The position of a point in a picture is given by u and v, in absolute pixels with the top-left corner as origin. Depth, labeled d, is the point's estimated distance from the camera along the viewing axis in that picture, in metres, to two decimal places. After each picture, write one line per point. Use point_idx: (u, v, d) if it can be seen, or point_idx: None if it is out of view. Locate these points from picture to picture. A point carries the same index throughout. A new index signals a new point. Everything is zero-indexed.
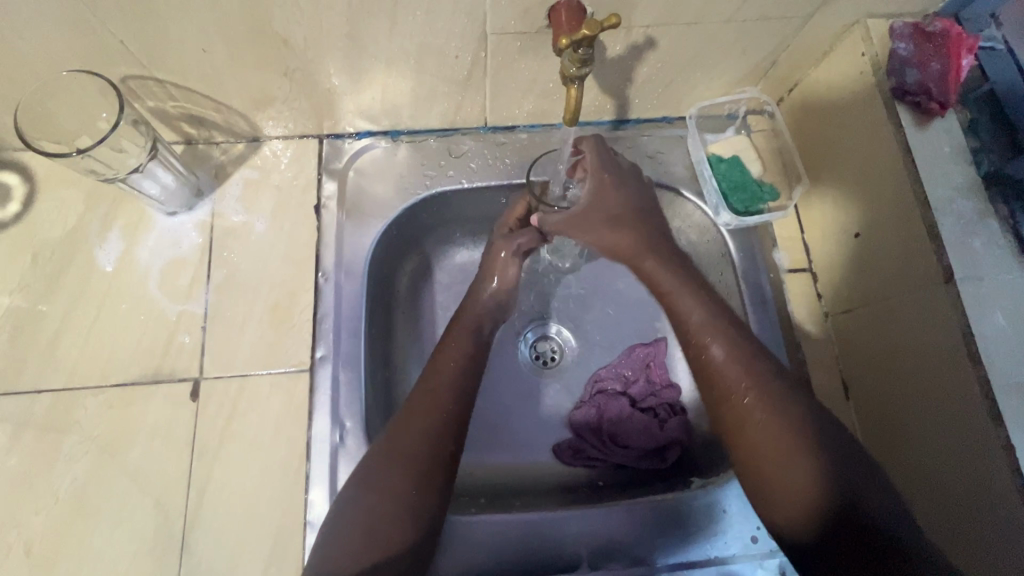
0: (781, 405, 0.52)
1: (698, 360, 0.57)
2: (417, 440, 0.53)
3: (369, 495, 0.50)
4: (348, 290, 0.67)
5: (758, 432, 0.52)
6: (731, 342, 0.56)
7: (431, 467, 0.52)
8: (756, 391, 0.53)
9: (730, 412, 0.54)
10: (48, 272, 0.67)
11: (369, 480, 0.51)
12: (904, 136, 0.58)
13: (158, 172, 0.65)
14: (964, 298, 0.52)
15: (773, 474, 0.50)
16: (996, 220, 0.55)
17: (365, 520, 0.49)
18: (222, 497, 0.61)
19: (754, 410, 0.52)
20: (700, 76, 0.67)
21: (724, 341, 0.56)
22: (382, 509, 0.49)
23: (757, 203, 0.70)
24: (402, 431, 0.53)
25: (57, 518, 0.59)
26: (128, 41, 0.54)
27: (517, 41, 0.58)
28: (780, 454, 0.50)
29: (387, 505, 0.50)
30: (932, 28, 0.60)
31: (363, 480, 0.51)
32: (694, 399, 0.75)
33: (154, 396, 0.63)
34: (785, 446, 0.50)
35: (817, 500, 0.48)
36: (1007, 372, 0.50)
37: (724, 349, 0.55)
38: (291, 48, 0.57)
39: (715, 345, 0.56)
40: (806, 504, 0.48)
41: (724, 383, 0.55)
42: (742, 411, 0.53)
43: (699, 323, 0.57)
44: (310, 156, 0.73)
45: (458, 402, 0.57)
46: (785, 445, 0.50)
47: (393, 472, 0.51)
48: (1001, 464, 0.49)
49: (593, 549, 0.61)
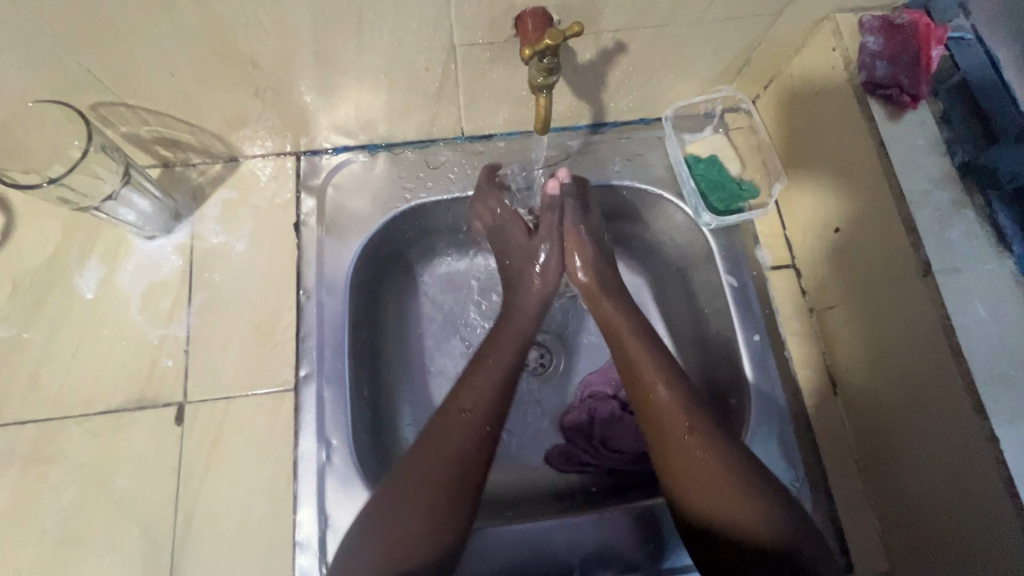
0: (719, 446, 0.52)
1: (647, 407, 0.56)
2: (445, 464, 0.52)
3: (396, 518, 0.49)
4: (330, 308, 0.66)
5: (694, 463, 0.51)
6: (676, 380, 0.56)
7: (462, 493, 0.51)
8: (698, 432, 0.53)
9: (662, 440, 0.54)
10: (29, 302, 0.66)
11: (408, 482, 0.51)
12: (877, 129, 0.58)
13: (133, 198, 0.65)
14: (942, 289, 0.52)
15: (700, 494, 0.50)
16: (972, 210, 0.55)
17: (388, 536, 0.49)
18: (210, 520, 0.61)
19: (696, 450, 0.52)
20: (673, 77, 0.67)
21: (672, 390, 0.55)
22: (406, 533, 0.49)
23: (737, 201, 0.70)
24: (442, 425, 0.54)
25: (43, 548, 0.59)
26: (95, 69, 0.54)
27: (486, 51, 0.58)
28: (703, 487, 0.50)
29: (427, 505, 0.50)
30: (900, 21, 0.59)
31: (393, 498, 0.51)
32: None
33: (139, 422, 0.63)
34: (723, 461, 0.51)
35: (712, 494, 0.50)
36: (989, 363, 0.49)
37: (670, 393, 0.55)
38: (260, 68, 0.57)
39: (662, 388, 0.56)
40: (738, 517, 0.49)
41: (665, 422, 0.54)
42: (679, 448, 0.53)
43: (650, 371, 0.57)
44: (289, 175, 0.73)
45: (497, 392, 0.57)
46: (709, 478, 0.51)
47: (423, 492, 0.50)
48: (988, 458, 0.48)
49: (586, 557, 0.60)
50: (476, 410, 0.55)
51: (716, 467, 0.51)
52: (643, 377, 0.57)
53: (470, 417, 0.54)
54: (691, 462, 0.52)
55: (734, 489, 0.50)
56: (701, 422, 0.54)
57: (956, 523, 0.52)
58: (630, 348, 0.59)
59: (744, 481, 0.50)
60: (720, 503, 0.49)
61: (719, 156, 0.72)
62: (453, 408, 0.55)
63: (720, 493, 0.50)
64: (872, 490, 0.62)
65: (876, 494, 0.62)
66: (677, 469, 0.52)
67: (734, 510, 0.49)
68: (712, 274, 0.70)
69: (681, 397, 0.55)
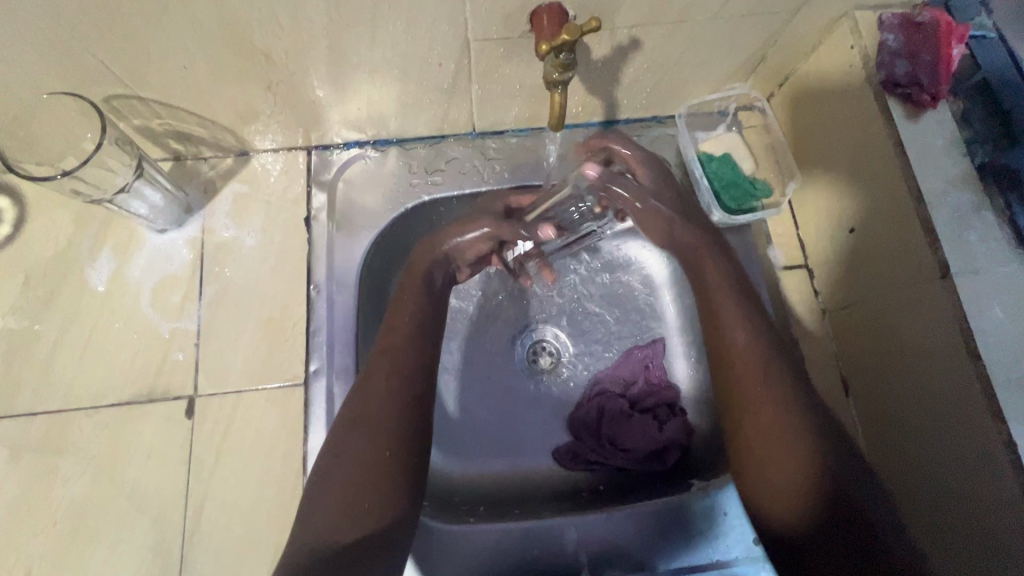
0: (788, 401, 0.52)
1: (718, 345, 0.57)
2: (389, 392, 0.54)
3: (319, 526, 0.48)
4: (340, 303, 0.66)
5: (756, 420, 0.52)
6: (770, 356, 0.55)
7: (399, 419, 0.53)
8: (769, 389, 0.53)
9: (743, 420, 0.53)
10: (41, 293, 0.67)
11: (351, 431, 0.52)
12: (895, 129, 0.57)
13: (146, 191, 0.65)
14: (960, 291, 0.51)
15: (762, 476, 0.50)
16: (992, 212, 0.54)
17: (338, 492, 0.49)
18: (219, 514, 0.61)
19: (765, 399, 0.52)
20: (688, 74, 0.67)
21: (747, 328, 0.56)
22: (357, 486, 0.49)
23: (750, 199, 0.70)
24: (376, 380, 0.55)
25: (54, 539, 0.59)
26: (109, 61, 0.53)
27: (501, 47, 0.58)
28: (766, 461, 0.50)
29: (361, 450, 0.51)
30: (921, 19, 0.58)
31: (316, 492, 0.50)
32: (694, 398, 0.74)
33: (149, 415, 0.63)
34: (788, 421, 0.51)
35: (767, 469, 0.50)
36: (1006, 368, 0.49)
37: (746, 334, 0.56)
38: (273, 62, 0.57)
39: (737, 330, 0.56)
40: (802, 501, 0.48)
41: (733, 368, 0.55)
42: (741, 398, 0.54)
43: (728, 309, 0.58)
44: (299, 169, 0.73)
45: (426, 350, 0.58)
46: (780, 464, 0.49)
47: (365, 435, 0.51)
48: (1003, 461, 0.48)
49: (594, 554, 0.61)
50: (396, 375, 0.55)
51: (780, 416, 0.51)
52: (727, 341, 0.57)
53: (391, 364, 0.56)
54: (768, 442, 0.51)
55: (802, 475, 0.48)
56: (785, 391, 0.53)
57: (970, 525, 0.52)
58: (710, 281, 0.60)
59: (808, 451, 0.49)
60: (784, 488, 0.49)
61: (733, 154, 0.71)
62: (379, 366, 0.56)
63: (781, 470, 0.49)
64: None
65: None
66: (761, 459, 0.50)
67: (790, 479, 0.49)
68: None
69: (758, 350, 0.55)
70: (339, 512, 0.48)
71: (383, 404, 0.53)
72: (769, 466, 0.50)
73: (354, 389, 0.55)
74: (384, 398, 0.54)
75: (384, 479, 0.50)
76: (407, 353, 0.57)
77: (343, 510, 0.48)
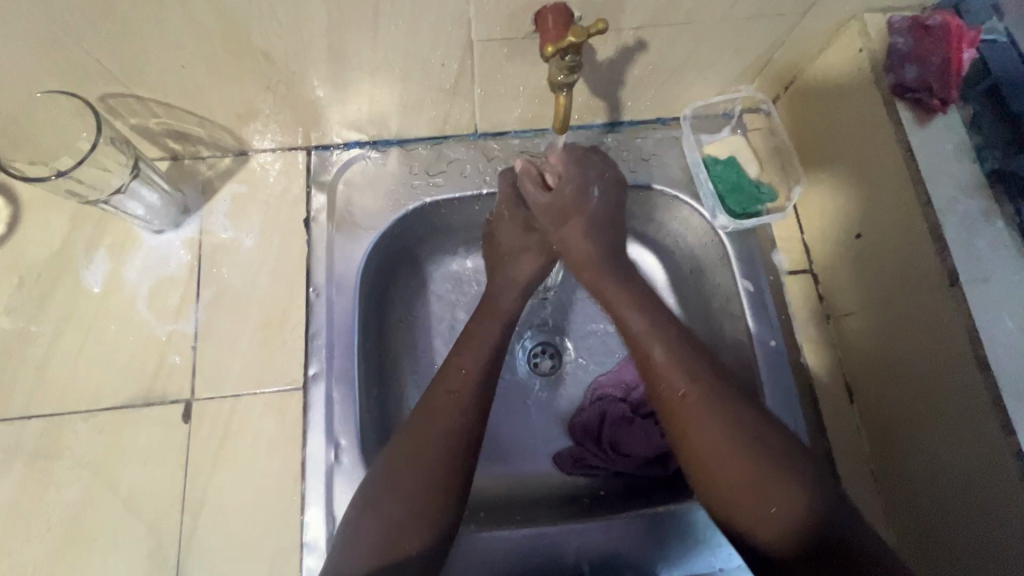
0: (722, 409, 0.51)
1: (642, 364, 0.56)
2: (444, 430, 0.53)
3: (359, 556, 0.48)
4: (340, 307, 0.65)
5: (700, 437, 0.51)
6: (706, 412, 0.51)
7: (447, 456, 0.52)
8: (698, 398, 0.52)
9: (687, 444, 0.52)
10: (36, 294, 0.66)
11: (405, 465, 0.51)
12: (904, 134, 0.56)
13: (142, 191, 0.65)
14: (969, 300, 0.51)
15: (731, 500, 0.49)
16: (1001, 220, 0.53)
17: (384, 524, 0.49)
18: (216, 520, 0.60)
19: (695, 416, 0.51)
20: (693, 76, 0.66)
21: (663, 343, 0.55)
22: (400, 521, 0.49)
23: (756, 204, 0.69)
24: (437, 417, 0.53)
25: (48, 544, 0.59)
26: (104, 59, 0.52)
27: (504, 47, 0.57)
28: (750, 518, 0.48)
29: (417, 488, 0.50)
30: (931, 22, 0.57)
31: (361, 519, 0.50)
32: None
33: (146, 419, 0.62)
34: (724, 439, 0.50)
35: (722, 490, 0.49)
36: (1016, 378, 0.48)
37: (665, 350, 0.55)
38: (272, 61, 0.56)
39: (657, 347, 0.55)
40: (776, 521, 0.47)
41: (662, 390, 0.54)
42: (677, 417, 0.52)
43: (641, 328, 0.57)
44: (299, 169, 0.72)
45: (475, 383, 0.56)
46: (735, 486, 0.48)
47: (413, 475, 0.51)
48: (1012, 472, 0.47)
49: (596, 562, 0.60)
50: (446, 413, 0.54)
51: (718, 432, 0.50)
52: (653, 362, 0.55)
53: (445, 399, 0.54)
54: (711, 462, 0.50)
55: (755, 488, 0.48)
56: (735, 440, 0.50)
57: (970, 534, 0.52)
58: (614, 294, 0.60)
59: (752, 463, 0.49)
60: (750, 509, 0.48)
61: (738, 157, 0.71)
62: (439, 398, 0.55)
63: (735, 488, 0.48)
64: (888, 502, 0.61)
65: (890, 505, 0.61)
66: (715, 482, 0.49)
67: (753, 497, 0.48)
68: (727, 276, 0.69)
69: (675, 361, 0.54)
70: (381, 545, 0.48)
71: (431, 437, 0.52)
72: (729, 489, 0.49)
73: (412, 421, 0.54)
74: (429, 439, 0.52)
75: (429, 516, 0.50)
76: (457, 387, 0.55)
77: (385, 543, 0.48)
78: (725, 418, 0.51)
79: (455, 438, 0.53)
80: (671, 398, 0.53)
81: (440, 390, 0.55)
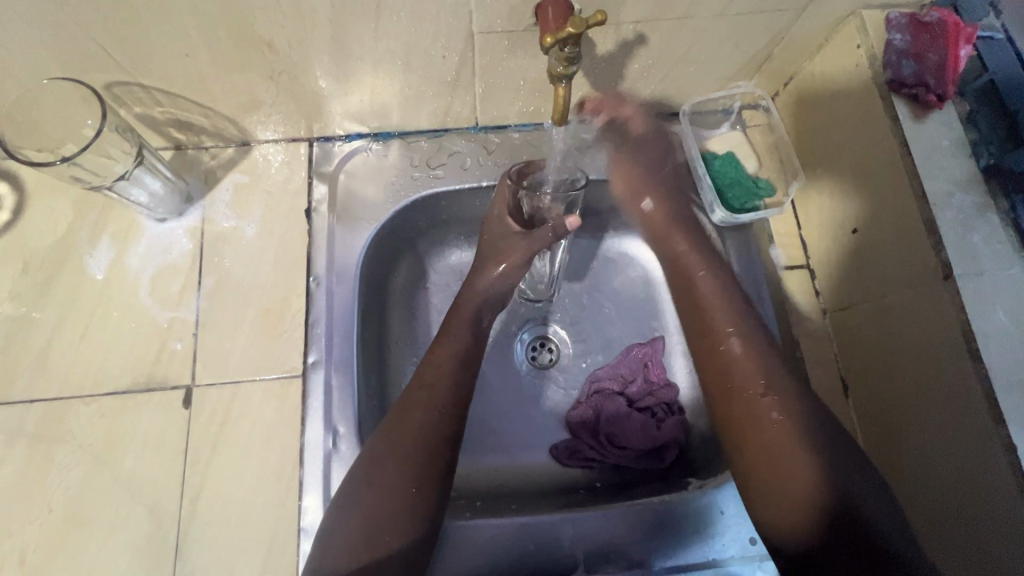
0: (793, 406, 0.55)
1: (717, 351, 0.61)
2: (418, 431, 0.54)
3: (341, 552, 0.49)
4: (341, 296, 0.66)
5: (768, 427, 0.55)
6: (776, 383, 0.57)
7: (425, 455, 0.53)
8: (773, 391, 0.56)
9: (740, 427, 0.56)
10: (40, 280, 0.66)
11: (381, 461, 0.52)
12: (901, 129, 0.57)
13: (146, 179, 0.65)
14: (964, 294, 0.51)
15: (773, 484, 0.53)
16: (996, 215, 0.54)
17: (369, 519, 0.50)
18: (215, 505, 0.61)
19: (771, 409, 0.55)
20: (692, 71, 0.66)
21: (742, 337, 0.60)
22: (381, 520, 0.50)
23: (752, 199, 0.70)
24: (409, 418, 0.55)
25: (49, 526, 0.59)
26: (110, 48, 0.53)
27: (505, 40, 0.58)
28: (795, 501, 0.52)
29: (396, 487, 0.51)
30: (929, 18, 0.58)
31: (343, 516, 0.51)
32: (692, 398, 0.74)
33: (147, 404, 0.63)
34: (787, 429, 0.54)
35: (767, 477, 0.53)
36: (1007, 370, 0.49)
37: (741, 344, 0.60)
38: (276, 51, 0.56)
39: (733, 339, 0.60)
40: (809, 509, 0.51)
41: (739, 378, 0.58)
42: (747, 399, 0.57)
43: (722, 321, 0.61)
44: (301, 161, 0.73)
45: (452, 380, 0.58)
46: (786, 470, 0.53)
47: (389, 472, 0.52)
48: (1003, 464, 0.48)
49: (589, 552, 0.60)
50: (418, 415, 0.55)
51: (782, 424, 0.55)
52: (729, 356, 0.59)
53: (417, 402, 0.56)
54: (768, 447, 0.54)
55: (803, 476, 0.52)
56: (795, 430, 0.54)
57: (968, 544, 0.52)
58: (701, 289, 0.64)
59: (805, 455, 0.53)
60: (792, 496, 0.52)
61: (737, 152, 0.71)
62: (415, 393, 0.57)
63: (789, 477, 0.52)
64: None
65: None
66: (764, 469, 0.54)
67: (794, 481, 0.52)
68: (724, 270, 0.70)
69: (754, 351, 0.59)
70: (363, 539, 0.49)
71: (409, 434, 0.54)
72: (773, 479, 0.53)
73: (390, 419, 0.55)
74: (408, 429, 0.54)
75: (406, 520, 0.51)
76: (428, 389, 0.57)
77: (368, 541, 0.49)
78: (796, 410, 0.55)
79: (429, 437, 0.54)
80: (747, 389, 0.57)
81: (430, 385, 0.57)
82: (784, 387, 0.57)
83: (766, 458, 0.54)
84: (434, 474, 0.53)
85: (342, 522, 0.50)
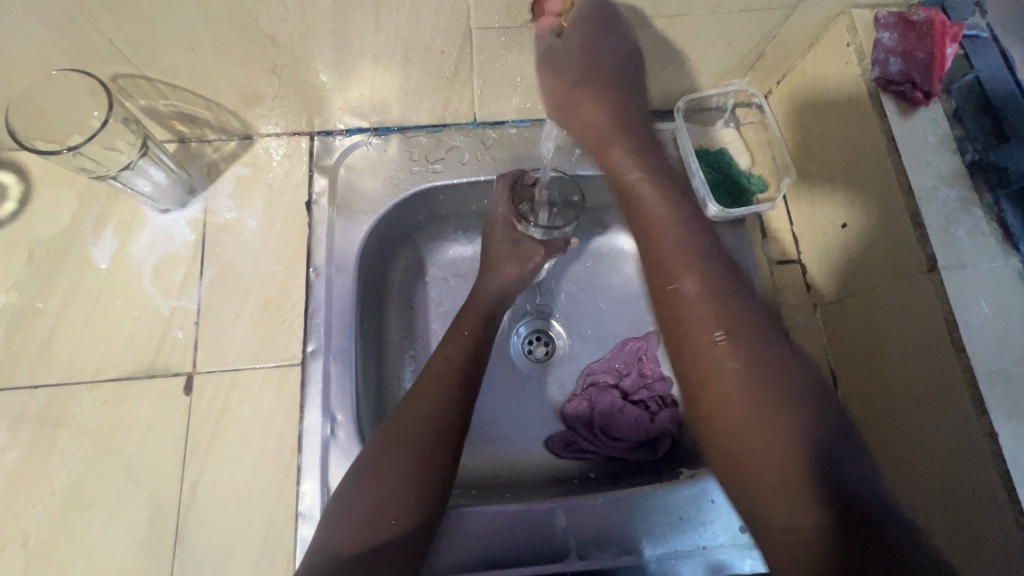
0: (758, 355, 0.52)
1: (665, 290, 0.57)
2: (424, 420, 0.55)
3: (345, 532, 0.49)
4: (340, 287, 0.67)
5: (722, 381, 0.51)
6: (731, 321, 0.53)
7: (431, 444, 0.54)
8: (723, 327, 0.53)
9: (716, 385, 0.52)
10: (44, 269, 0.68)
11: (387, 448, 0.53)
12: (888, 125, 0.58)
13: (150, 169, 0.66)
14: (948, 286, 0.52)
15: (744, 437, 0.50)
16: (980, 209, 0.55)
17: (373, 505, 0.50)
18: (215, 490, 0.62)
19: (729, 360, 0.52)
20: (686, 68, 0.68)
21: (697, 274, 0.56)
22: (384, 506, 0.50)
23: (745, 194, 0.72)
24: (415, 406, 0.56)
25: (52, 509, 0.60)
26: (116, 40, 0.54)
27: (502, 36, 0.59)
28: (763, 459, 0.49)
29: (402, 474, 0.52)
30: (916, 17, 0.59)
31: (346, 502, 0.51)
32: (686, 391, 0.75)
33: (149, 391, 0.64)
34: (748, 373, 0.51)
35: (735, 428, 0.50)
36: (989, 360, 0.50)
37: (696, 283, 0.56)
38: (278, 45, 0.58)
39: (687, 279, 0.56)
40: (777, 468, 0.48)
41: (687, 315, 0.55)
42: (703, 349, 0.53)
43: (674, 253, 0.58)
44: (302, 154, 0.74)
45: (449, 368, 0.59)
46: (737, 411, 0.50)
47: (396, 458, 0.52)
48: (985, 452, 0.49)
49: (582, 539, 0.61)
50: (428, 404, 0.56)
51: (738, 375, 0.51)
52: (677, 293, 0.56)
53: (424, 392, 0.57)
54: (726, 393, 0.51)
55: (762, 418, 0.49)
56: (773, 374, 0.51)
57: (952, 531, 0.53)
58: (653, 221, 0.60)
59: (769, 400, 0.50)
60: (766, 444, 0.49)
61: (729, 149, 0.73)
62: (427, 382, 0.57)
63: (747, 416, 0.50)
64: None
65: None
66: (726, 414, 0.51)
67: (759, 423, 0.49)
68: None
69: (704, 292, 0.55)
70: (366, 524, 0.50)
71: (414, 422, 0.54)
72: (735, 427, 0.50)
73: (399, 409, 0.56)
74: (412, 417, 0.55)
75: (411, 507, 0.51)
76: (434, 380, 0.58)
77: (371, 526, 0.50)
78: (765, 357, 0.52)
79: (436, 426, 0.55)
80: (705, 329, 0.53)
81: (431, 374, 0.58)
82: (740, 323, 0.53)
83: (722, 414, 0.51)
84: (439, 462, 0.54)
85: (344, 508, 0.51)
